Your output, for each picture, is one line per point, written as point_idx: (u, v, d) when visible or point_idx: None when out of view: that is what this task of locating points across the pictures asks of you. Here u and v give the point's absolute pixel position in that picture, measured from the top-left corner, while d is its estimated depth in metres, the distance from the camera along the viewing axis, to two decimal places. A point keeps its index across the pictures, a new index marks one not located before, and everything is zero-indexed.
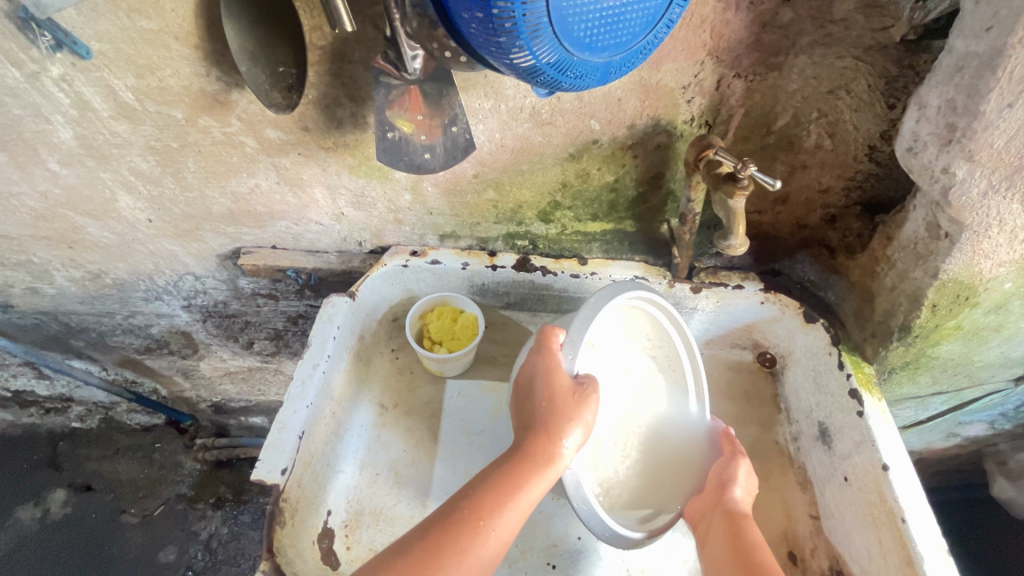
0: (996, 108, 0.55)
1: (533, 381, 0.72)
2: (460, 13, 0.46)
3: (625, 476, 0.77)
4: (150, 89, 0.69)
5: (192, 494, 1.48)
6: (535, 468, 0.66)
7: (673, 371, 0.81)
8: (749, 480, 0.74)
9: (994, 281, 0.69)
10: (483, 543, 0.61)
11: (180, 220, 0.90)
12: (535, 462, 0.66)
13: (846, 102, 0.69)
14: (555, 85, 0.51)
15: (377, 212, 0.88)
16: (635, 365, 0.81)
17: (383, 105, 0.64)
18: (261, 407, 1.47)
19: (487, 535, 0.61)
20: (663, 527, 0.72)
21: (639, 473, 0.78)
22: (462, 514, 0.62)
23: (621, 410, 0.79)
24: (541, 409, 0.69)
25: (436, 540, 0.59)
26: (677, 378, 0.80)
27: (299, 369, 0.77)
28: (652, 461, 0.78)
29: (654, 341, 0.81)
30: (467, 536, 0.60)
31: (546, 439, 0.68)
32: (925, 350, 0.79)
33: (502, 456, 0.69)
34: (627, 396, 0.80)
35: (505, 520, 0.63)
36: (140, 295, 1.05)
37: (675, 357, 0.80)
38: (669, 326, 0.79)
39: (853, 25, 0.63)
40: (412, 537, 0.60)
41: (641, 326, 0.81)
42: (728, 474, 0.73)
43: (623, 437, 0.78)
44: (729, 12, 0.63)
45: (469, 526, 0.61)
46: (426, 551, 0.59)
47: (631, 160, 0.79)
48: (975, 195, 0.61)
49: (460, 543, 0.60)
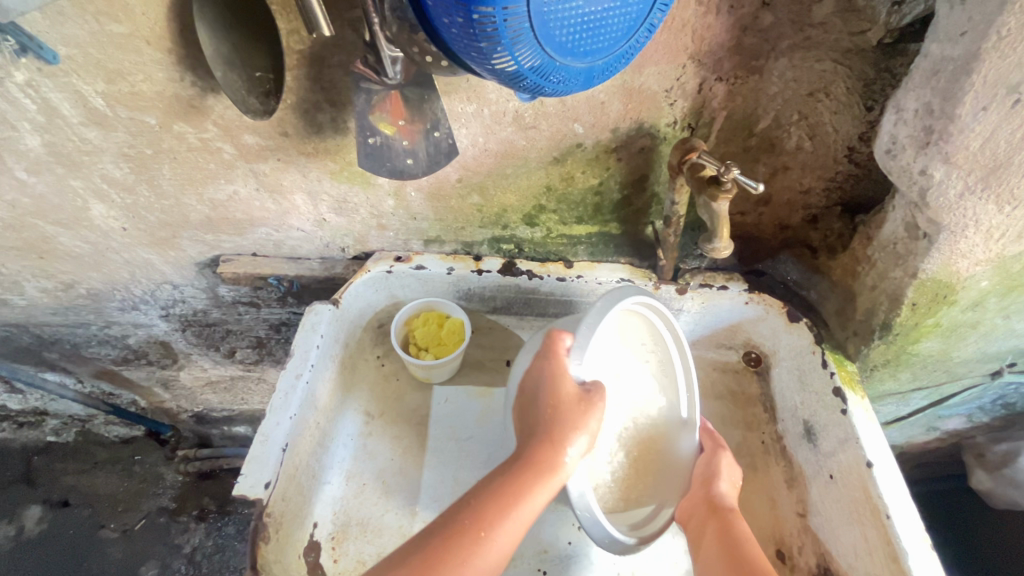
0: (971, 111, 0.55)
1: (539, 386, 0.70)
2: (440, 18, 0.46)
3: (614, 480, 0.78)
4: (122, 94, 0.67)
5: (174, 506, 1.44)
6: (538, 478, 0.65)
7: (665, 376, 0.80)
8: (735, 474, 0.74)
9: (972, 279, 0.70)
10: (484, 554, 0.60)
11: (156, 228, 0.87)
12: (538, 471, 0.66)
13: (825, 104, 0.70)
14: (538, 90, 0.50)
15: (360, 217, 0.87)
16: (628, 369, 0.80)
17: (364, 110, 0.63)
18: (244, 416, 1.43)
19: (488, 546, 0.60)
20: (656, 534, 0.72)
21: (626, 476, 0.78)
22: (463, 525, 0.61)
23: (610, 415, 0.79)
24: (546, 416, 0.68)
25: (437, 552, 0.59)
26: (668, 382, 0.80)
27: (281, 379, 0.76)
28: (639, 463, 0.79)
29: (647, 343, 0.81)
30: (467, 548, 0.60)
31: (549, 447, 0.67)
32: (905, 348, 0.80)
33: (504, 464, 0.68)
34: (617, 400, 0.79)
35: (507, 529, 0.62)
36: (116, 306, 1.02)
37: (668, 360, 0.79)
38: (665, 331, 0.79)
39: (831, 28, 0.63)
40: (411, 550, 0.60)
41: (636, 330, 0.81)
42: (710, 465, 0.74)
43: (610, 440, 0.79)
44: (710, 16, 0.63)
45: (470, 536, 0.60)
46: (425, 563, 0.58)
47: (615, 163, 0.79)
48: (953, 197, 0.61)
49: (460, 555, 0.59)
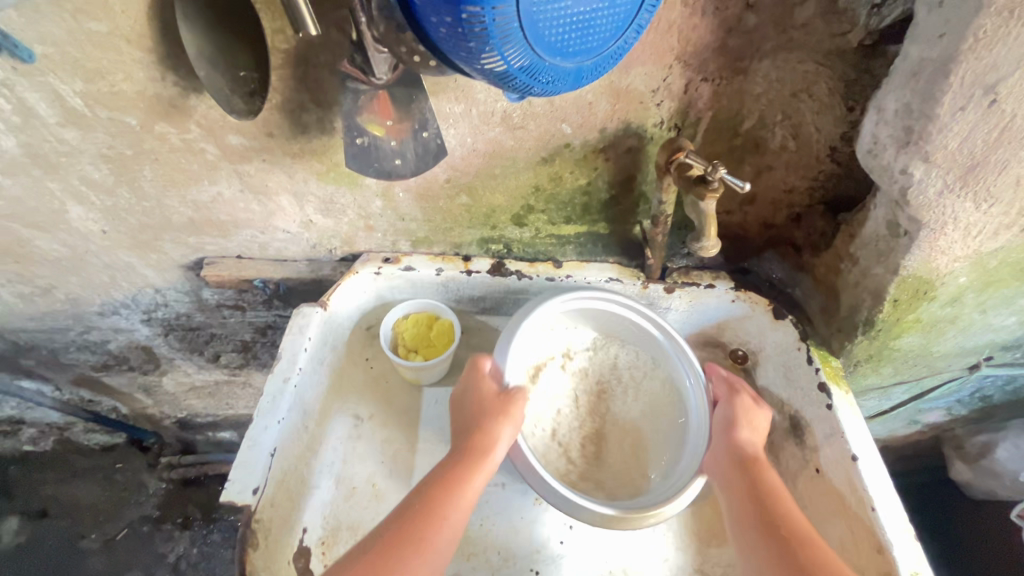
0: (950, 111, 0.57)
1: (468, 391, 0.78)
2: (428, 17, 0.46)
3: (631, 456, 0.85)
4: (101, 94, 0.65)
5: (158, 514, 1.41)
6: (475, 466, 0.71)
7: (661, 355, 0.85)
8: (760, 420, 0.77)
9: (951, 275, 0.71)
10: (434, 535, 0.64)
11: (137, 231, 0.86)
12: (473, 458, 0.71)
13: (808, 105, 0.71)
14: (526, 90, 0.50)
15: (347, 219, 0.86)
16: (624, 357, 0.89)
17: (351, 111, 0.63)
18: (230, 421, 1.41)
19: (438, 531, 0.65)
20: (668, 506, 0.73)
21: (642, 450, 0.85)
22: (412, 511, 0.66)
23: (623, 401, 0.88)
24: (477, 412, 0.75)
25: (395, 540, 0.62)
26: (665, 360, 0.85)
27: (269, 384, 0.75)
28: (658, 435, 0.86)
29: (632, 335, 0.86)
30: (417, 529, 0.64)
31: (480, 435, 0.73)
32: (887, 343, 0.81)
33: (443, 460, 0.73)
34: (628, 387, 0.88)
35: (453, 512, 0.67)
36: (96, 310, 1.00)
37: (656, 343, 0.84)
38: (637, 320, 0.83)
39: (813, 30, 0.65)
40: (371, 538, 0.63)
41: (614, 323, 0.86)
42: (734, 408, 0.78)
43: (626, 422, 0.87)
44: (695, 17, 0.64)
45: (421, 526, 0.64)
46: (387, 547, 0.62)
47: (603, 163, 0.79)
48: (931, 195, 0.63)
49: (413, 536, 0.63)
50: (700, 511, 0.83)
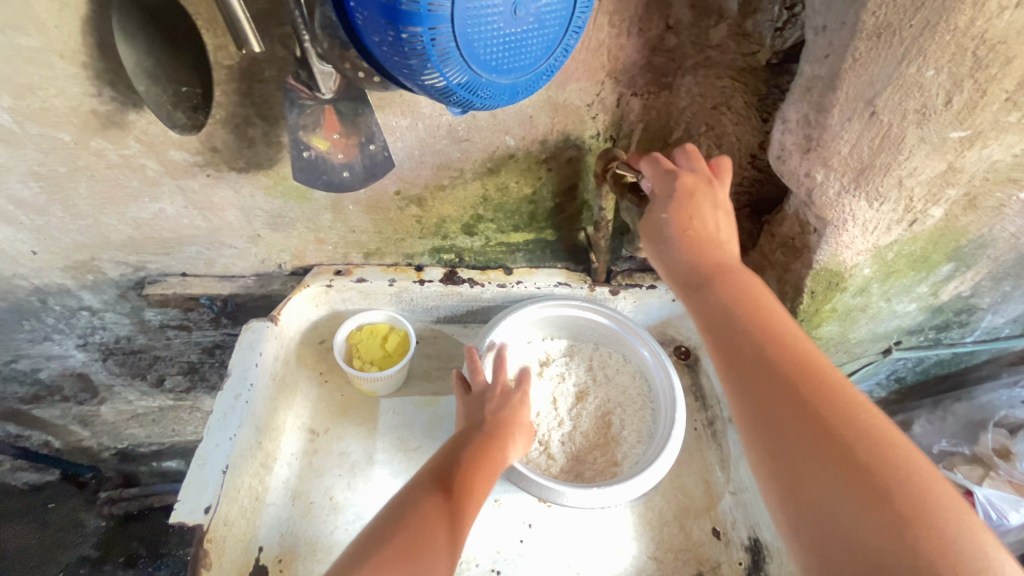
0: (840, 121, 0.64)
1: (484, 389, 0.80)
2: (370, 36, 0.49)
3: (606, 450, 0.86)
4: (32, 109, 0.64)
5: (97, 555, 1.31)
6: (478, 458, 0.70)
7: (631, 348, 0.92)
8: (715, 187, 0.70)
9: (856, 267, 0.78)
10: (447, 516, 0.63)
11: (71, 251, 0.83)
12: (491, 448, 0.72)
13: (727, 117, 0.77)
14: (468, 104, 0.54)
15: (297, 232, 0.86)
16: (597, 358, 0.95)
17: (295, 125, 0.64)
18: (176, 448, 1.35)
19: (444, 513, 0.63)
20: (641, 485, 0.77)
21: (612, 441, 0.87)
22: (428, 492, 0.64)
23: (600, 397, 0.91)
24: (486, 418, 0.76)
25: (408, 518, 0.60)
26: (635, 352, 0.91)
27: (219, 402, 0.74)
28: (635, 423, 0.88)
29: (603, 337, 0.94)
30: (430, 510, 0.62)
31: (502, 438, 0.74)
32: (810, 331, 0.89)
33: (452, 447, 0.72)
34: (603, 386, 0.92)
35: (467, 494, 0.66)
36: (25, 337, 0.95)
37: (622, 338, 0.92)
38: (604, 317, 0.92)
39: (727, 50, 0.71)
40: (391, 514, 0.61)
41: (583, 328, 0.94)
42: (680, 192, 0.69)
43: (603, 419, 0.89)
44: (621, 37, 0.70)
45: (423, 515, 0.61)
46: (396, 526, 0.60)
47: (546, 173, 0.84)
48: (833, 195, 0.70)
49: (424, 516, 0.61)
50: (650, 500, 0.87)
